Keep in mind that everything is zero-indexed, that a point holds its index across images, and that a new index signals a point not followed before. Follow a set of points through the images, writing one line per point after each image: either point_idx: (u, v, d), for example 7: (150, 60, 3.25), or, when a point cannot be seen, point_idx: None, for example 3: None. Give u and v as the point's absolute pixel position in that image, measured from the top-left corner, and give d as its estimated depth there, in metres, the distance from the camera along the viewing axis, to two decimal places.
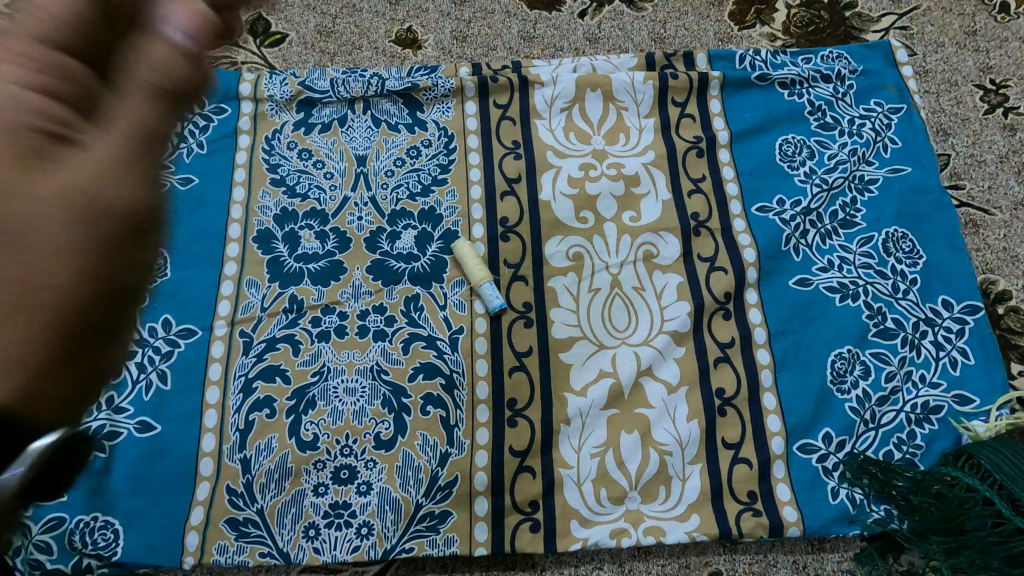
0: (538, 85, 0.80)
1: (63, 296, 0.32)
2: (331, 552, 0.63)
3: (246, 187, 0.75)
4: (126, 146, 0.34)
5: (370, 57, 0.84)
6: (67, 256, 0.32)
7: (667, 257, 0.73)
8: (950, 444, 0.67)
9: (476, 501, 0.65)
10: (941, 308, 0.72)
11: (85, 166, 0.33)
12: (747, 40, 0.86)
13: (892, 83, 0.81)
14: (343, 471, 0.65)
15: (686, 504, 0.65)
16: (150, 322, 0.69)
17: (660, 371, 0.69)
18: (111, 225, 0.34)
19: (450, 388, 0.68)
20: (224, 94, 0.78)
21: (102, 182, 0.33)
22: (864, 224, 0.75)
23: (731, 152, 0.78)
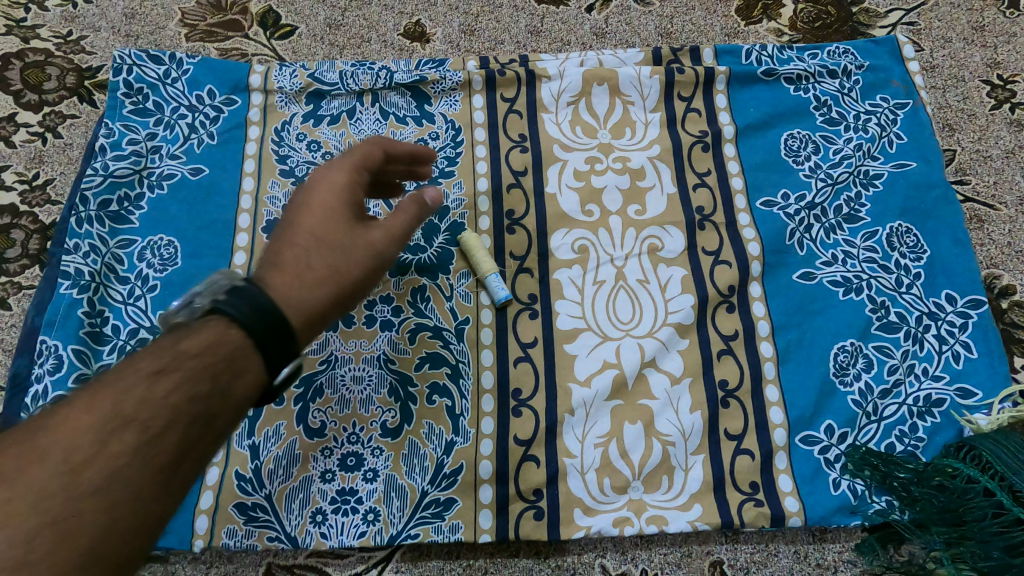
0: (545, 78, 0.80)
1: (333, 308, 0.51)
2: (338, 538, 0.64)
3: (255, 177, 0.76)
4: (397, 231, 0.56)
5: (379, 49, 0.85)
6: (354, 283, 0.53)
7: (671, 250, 0.74)
8: (952, 436, 0.68)
9: (481, 489, 0.65)
10: (944, 302, 0.72)
11: (380, 236, 0.55)
12: (753, 35, 0.87)
13: (898, 78, 0.81)
14: (350, 459, 0.66)
15: (689, 493, 0.66)
16: (161, 310, 0.70)
17: (664, 363, 0.70)
18: (375, 264, 0.54)
19: (456, 377, 0.68)
20: (234, 86, 0.79)
21: (384, 245, 0.55)
22: (868, 218, 0.75)
23: (737, 146, 0.79)
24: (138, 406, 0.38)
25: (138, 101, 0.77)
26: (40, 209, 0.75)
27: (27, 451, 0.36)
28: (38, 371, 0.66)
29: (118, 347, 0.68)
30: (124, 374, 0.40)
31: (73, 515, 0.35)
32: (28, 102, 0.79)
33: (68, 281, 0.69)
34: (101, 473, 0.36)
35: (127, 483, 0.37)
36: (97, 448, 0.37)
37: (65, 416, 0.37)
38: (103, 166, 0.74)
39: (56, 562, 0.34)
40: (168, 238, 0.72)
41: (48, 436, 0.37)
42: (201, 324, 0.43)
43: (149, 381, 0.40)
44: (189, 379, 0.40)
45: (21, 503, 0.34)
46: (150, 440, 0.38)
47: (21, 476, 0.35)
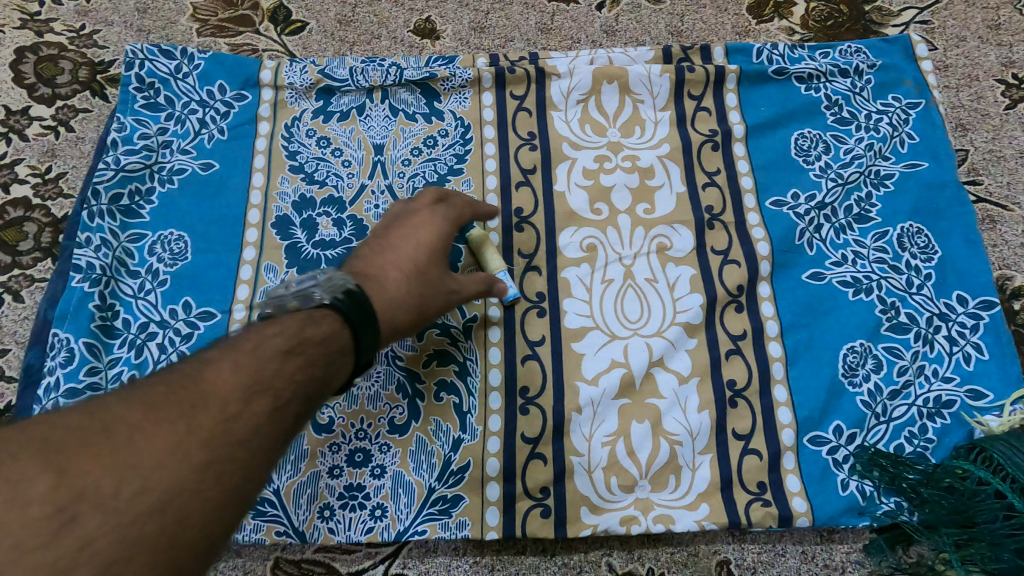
0: (555, 76, 0.80)
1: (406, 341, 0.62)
2: (345, 533, 0.64)
3: (265, 173, 0.76)
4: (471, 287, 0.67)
5: (389, 46, 0.85)
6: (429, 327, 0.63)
7: (680, 249, 0.74)
8: (962, 437, 0.67)
9: (488, 486, 0.65)
10: (955, 303, 0.72)
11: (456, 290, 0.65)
12: (765, 34, 0.86)
13: (910, 78, 0.81)
14: (358, 455, 0.66)
15: (696, 493, 0.66)
16: (171, 304, 0.70)
17: (672, 362, 0.70)
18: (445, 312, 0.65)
19: (464, 374, 0.69)
20: (244, 82, 0.79)
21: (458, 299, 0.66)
22: (878, 219, 0.75)
23: (747, 145, 0.78)
24: (274, 377, 0.45)
25: (149, 96, 0.77)
26: (52, 202, 0.76)
27: (191, 398, 0.41)
28: (49, 364, 0.66)
29: (128, 341, 0.68)
30: (261, 348, 0.46)
31: (229, 459, 0.40)
32: (42, 95, 0.80)
33: (80, 275, 0.69)
34: (249, 428, 0.42)
35: (265, 440, 0.42)
36: (246, 406, 0.42)
37: (216, 375, 0.43)
38: (115, 160, 0.74)
39: (216, 496, 0.39)
40: (178, 233, 0.73)
41: (202, 389, 0.42)
42: (318, 316, 0.50)
43: (281, 359, 0.46)
44: (311, 363, 0.47)
45: (192, 442, 0.39)
46: (281, 407, 0.44)
47: (191, 418, 0.40)
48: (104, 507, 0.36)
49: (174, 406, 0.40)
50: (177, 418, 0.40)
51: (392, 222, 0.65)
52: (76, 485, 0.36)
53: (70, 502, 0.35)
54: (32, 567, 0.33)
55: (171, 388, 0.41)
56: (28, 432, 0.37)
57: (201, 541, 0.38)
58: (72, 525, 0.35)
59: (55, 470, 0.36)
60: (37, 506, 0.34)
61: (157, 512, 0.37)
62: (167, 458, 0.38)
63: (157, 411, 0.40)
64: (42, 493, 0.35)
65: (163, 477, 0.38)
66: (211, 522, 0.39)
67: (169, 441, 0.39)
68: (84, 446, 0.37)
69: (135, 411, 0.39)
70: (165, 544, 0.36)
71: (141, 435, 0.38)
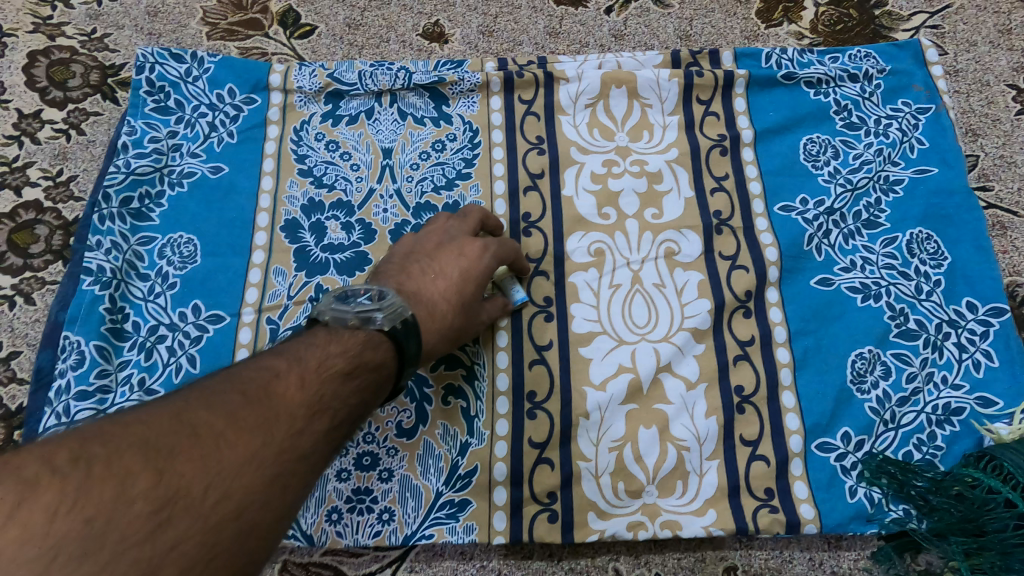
0: (564, 80, 0.80)
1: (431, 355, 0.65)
2: (353, 536, 0.64)
3: (274, 176, 0.76)
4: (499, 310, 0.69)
5: (398, 50, 0.85)
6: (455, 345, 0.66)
7: (688, 254, 0.74)
8: (971, 445, 0.67)
9: (495, 491, 0.66)
10: (965, 310, 0.71)
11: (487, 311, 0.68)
12: (773, 39, 0.86)
13: (920, 83, 0.81)
14: (365, 458, 0.66)
15: (703, 499, 0.66)
16: (180, 307, 0.70)
17: (680, 368, 0.70)
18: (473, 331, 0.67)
19: (471, 378, 0.69)
20: (254, 85, 0.79)
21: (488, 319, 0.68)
22: (887, 224, 0.75)
23: (755, 150, 0.78)
24: (334, 396, 0.46)
25: (160, 99, 0.78)
26: (64, 205, 0.76)
27: (265, 410, 0.42)
28: (60, 366, 0.67)
29: (138, 344, 0.69)
30: (323, 366, 0.47)
31: (294, 474, 0.42)
32: (53, 99, 0.80)
33: (91, 278, 0.70)
34: (312, 444, 0.43)
35: (325, 457, 0.44)
36: (310, 424, 0.44)
37: (285, 390, 0.44)
38: (125, 163, 0.75)
39: (282, 509, 0.41)
40: (188, 236, 0.73)
41: (274, 401, 0.43)
42: (376, 340, 0.51)
43: (341, 378, 0.47)
44: (365, 385, 0.49)
45: (267, 454, 0.41)
46: (337, 426, 0.46)
47: (265, 432, 0.42)
48: (192, 510, 0.37)
49: (252, 417, 0.42)
50: (254, 430, 0.41)
51: (444, 241, 0.65)
52: (169, 486, 0.37)
53: (165, 502, 0.37)
54: (129, 562, 0.34)
55: (247, 398, 0.43)
56: (122, 428, 0.39)
57: (266, 550, 0.40)
58: (166, 525, 0.36)
59: (151, 470, 0.37)
60: (136, 504, 0.36)
61: (234, 520, 0.38)
62: (244, 469, 0.40)
63: (237, 420, 0.41)
64: (141, 491, 0.36)
65: (241, 487, 0.39)
66: (275, 533, 0.40)
67: (247, 453, 0.40)
68: (176, 450, 0.38)
69: (218, 418, 0.41)
70: (240, 551, 0.38)
71: (224, 443, 0.40)
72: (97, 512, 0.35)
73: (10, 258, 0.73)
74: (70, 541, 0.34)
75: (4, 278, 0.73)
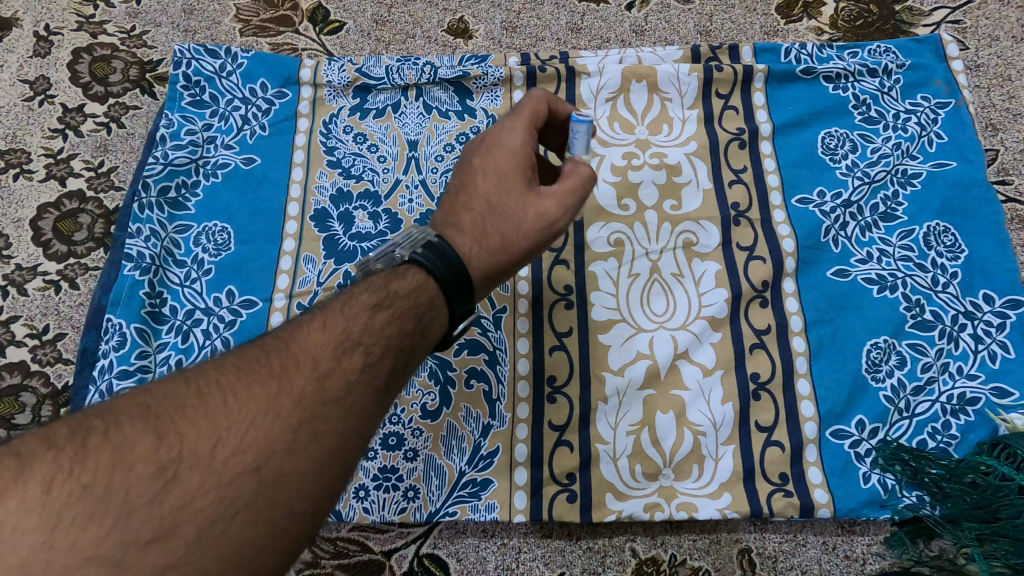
0: (585, 75, 0.82)
1: (498, 267, 0.58)
2: (380, 513, 0.67)
3: (304, 168, 0.79)
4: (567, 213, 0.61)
5: (423, 45, 0.88)
6: (519, 251, 0.59)
7: (706, 245, 0.75)
8: (986, 435, 0.68)
9: (516, 471, 0.68)
10: (981, 301, 0.72)
11: (551, 206, 0.60)
12: (793, 34, 0.87)
13: (941, 78, 0.81)
14: (391, 438, 0.69)
15: (718, 482, 0.67)
16: (215, 292, 0.74)
17: (697, 355, 0.71)
18: (540, 237, 0.60)
19: (493, 363, 0.71)
20: (285, 80, 0.82)
21: (553, 217, 0.60)
22: (904, 217, 0.76)
23: (774, 144, 0.79)
24: (361, 335, 0.47)
25: (196, 93, 0.81)
26: (104, 195, 0.80)
27: (282, 360, 0.44)
28: (103, 347, 0.70)
29: (175, 327, 0.72)
30: (348, 307, 0.49)
31: (323, 416, 0.42)
32: (95, 93, 0.84)
33: (131, 263, 0.73)
34: (342, 385, 0.44)
35: (359, 396, 0.45)
36: (335, 365, 0.45)
37: (305, 339, 0.46)
38: (163, 155, 0.78)
39: (313, 453, 0.41)
40: (222, 225, 0.76)
41: (295, 351, 0.45)
42: (401, 270, 0.53)
43: (367, 317, 0.49)
44: (397, 318, 0.49)
45: (284, 401, 0.42)
46: (370, 363, 0.46)
47: (283, 380, 0.43)
48: (202, 467, 0.38)
49: (266, 368, 0.43)
50: (270, 379, 0.43)
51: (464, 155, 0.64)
52: (174, 447, 0.39)
53: (170, 462, 0.38)
54: (138, 525, 0.36)
55: (263, 353, 0.45)
56: (132, 399, 0.41)
57: (305, 498, 0.40)
58: (172, 485, 0.38)
59: (154, 433, 0.39)
60: (138, 466, 0.38)
61: (255, 472, 0.39)
62: (259, 419, 0.41)
63: (250, 373, 0.43)
64: (141, 454, 0.38)
65: (258, 438, 0.40)
66: (312, 478, 0.41)
67: (262, 403, 0.41)
68: (182, 412, 0.40)
69: (230, 374, 0.43)
70: (269, 499, 0.39)
71: (234, 398, 0.41)
72: (96, 477, 0.37)
73: (55, 245, 0.77)
74: (69, 507, 0.35)
75: (50, 264, 0.77)
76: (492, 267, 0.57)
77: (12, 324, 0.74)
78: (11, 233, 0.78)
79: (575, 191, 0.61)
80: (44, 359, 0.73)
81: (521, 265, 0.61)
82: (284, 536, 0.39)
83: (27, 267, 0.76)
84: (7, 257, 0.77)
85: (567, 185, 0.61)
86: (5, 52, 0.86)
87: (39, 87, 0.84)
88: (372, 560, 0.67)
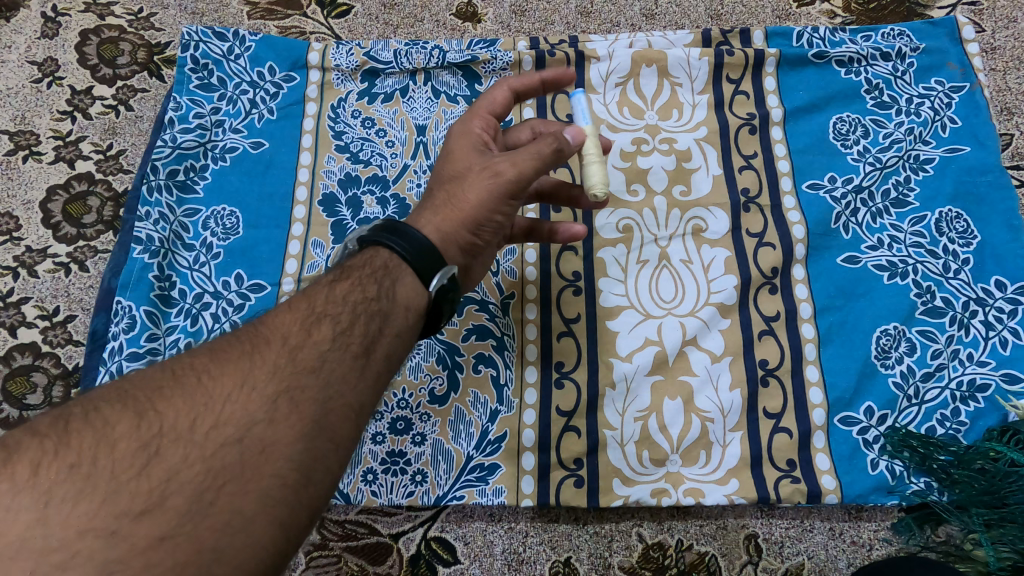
0: (595, 59, 0.81)
1: (455, 224, 0.58)
2: (387, 496, 0.67)
3: (312, 152, 0.79)
4: (527, 175, 0.58)
5: (431, 29, 0.87)
6: (472, 207, 0.59)
7: (715, 231, 0.75)
8: (995, 421, 0.68)
9: (523, 456, 0.68)
10: (993, 288, 0.72)
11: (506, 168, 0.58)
12: (805, 17, 0.86)
13: (955, 61, 0.80)
14: (399, 423, 0.69)
15: (726, 468, 0.68)
16: (224, 276, 0.74)
17: (705, 342, 0.71)
18: (495, 194, 0.59)
19: (501, 348, 0.71)
20: (293, 63, 0.82)
21: (502, 171, 0.58)
22: (916, 203, 0.75)
23: (785, 129, 0.79)
24: (326, 305, 0.47)
25: (203, 77, 0.81)
26: (113, 177, 0.80)
27: (251, 338, 0.44)
28: (113, 329, 0.70)
29: (184, 310, 0.72)
30: (313, 286, 0.49)
31: (299, 386, 0.43)
32: (103, 76, 0.84)
33: (141, 246, 0.73)
34: (315, 354, 0.44)
35: (335, 364, 0.45)
36: (305, 337, 0.45)
37: (273, 317, 0.46)
38: (172, 138, 0.78)
39: (293, 422, 0.41)
40: (230, 209, 0.76)
41: (263, 329, 0.45)
42: (362, 248, 0.53)
43: (328, 289, 0.49)
44: (358, 285, 0.49)
45: (258, 374, 0.42)
46: (342, 331, 0.46)
47: (254, 355, 0.43)
48: (183, 442, 0.39)
49: (237, 347, 0.44)
50: (243, 355, 0.43)
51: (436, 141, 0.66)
52: (154, 424, 0.39)
53: (151, 438, 0.39)
54: (129, 495, 0.37)
55: (234, 336, 0.45)
56: (113, 387, 0.42)
57: (294, 467, 0.40)
58: (156, 459, 0.38)
59: (133, 413, 0.40)
60: (121, 443, 0.38)
61: (237, 444, 0.40)
62: (235, 393, 0.41)
63: (222, 352, 0.43)
64: (123, 433, 0.39)
65: (235, 411, 0.41)
66: (298, 446, 0.41)
67: (236, 378, 0.42)
68: (160, 392, 0.41)
69: (202, 355, 0.43)
70: (255, 470, 0.39)
71: (207, 376, 0.42)
72: (81, 457, 0.37)
73: (65, 227, 0.77)
74: (60, 485, 0.36)
75: (59, 246, 0.77)
76: (447, 229, 0.58)
77: (23, 306, 0.75)
78: (21, 215, 0.78)
79: (532, 154, 0.58)
80: (55, 340, 0.74)
81: (486, 223, 0.59)
82: (277, 505, 0.39)
83: (37, 248, 0.77)
84: (18, 239, 0.77)
85: (522, 147, 0.59)
86: (13, 33, 0.86)
87: (48, 69, 0.84)
88: (380, 543, 0.67)
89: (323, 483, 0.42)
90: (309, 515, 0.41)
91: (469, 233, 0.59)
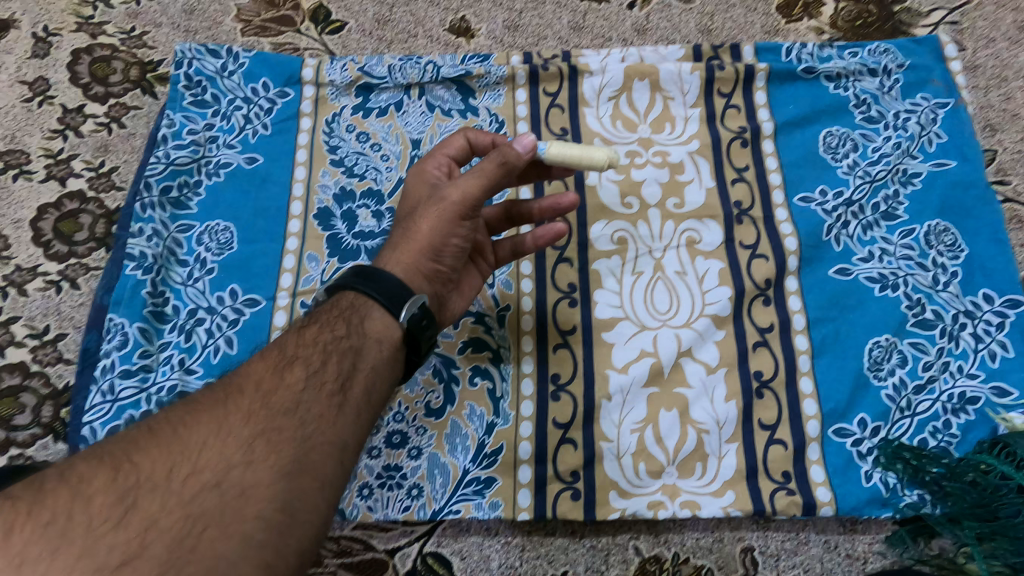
0: (587, 73, 0.82)
1: (415, 254, 0.59)
2: (383, 511, 0.67)
3: (307, 167, 0.79)
4: (473, 196, 0.59)
5: (425, 44, 0.88)
6: (426, 235, 0.59)
7: (709, 243, 0.76)
8: (986, 433, 0.68)
9: (519, 469, 0.68)
10: (981, 301, 0.72)
11: (455, 199, 0.59)
12: (793, 33, 0.88)
13: (940, 77, 0.81)
14: (395, 436, 0.69)
15: (721, 480, 0.68)
16: (218, 291, 0.73)
17: (700, 353, 0.71)
18: (446, 218, 0.59)
19: (497, 361, 0.71)
20: (287, 79, 0.82)
21: (447, 196, 0.59)
22: (906, 216, 0.76)
23: (776, 142, 0.80)
24: (297, 349, 0.49)
25: (197, 93, 0.81)
26: (106, 195, 0.79)
27: (222, 389, 0.45)
28: (106, 347, 0.70)
29: (178, 326, 0.72)
30: (282, 338, 0.51)
31: (275, 427, 0.44)
32: (95, 94, 0.84)
33: (133, 263, 0.73)
34: (290, 397, 0.46)
35: (308, 403, 0.46)
36: (278, 381, 0.46)
37: (245, 369, 0.47)
38: (165, 154, 0.78)
39: (271, 463, 0.42)
40: (225, 224, 0.76)
41: (236, 378, 0.46)
42: (329, 297, 0.54)
43: (296, 335, 0.50)
44: (326, 326, 0.51)
45: (232, 420, 0.43)
46: (315, 371, 0.48)
47: (228, 403, 0.44)
48: (160, 491, 0.40)
49: (209, 397, 0.45)
50: (216, 405, 0.44)
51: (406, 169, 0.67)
52: (130, 475, 0.40)
53: (128, 490, 0.39)
54: (106, 550, 0.37)
55: (207, 389, 0.46)
56: (89, 448, 0.42)
57: (276, 507, 0.41)
58: (133, 509, 0.39)
59: (111, 466, 0.40)
60: (97, 497, 0.39)
61: (214, 488, 0.40)
62: (212, 440, 0.42)
63: (196, 403, 0.44)
64: (99, 486, 0.39)
65: (212, 457, 0.41)
66: (279, 486, 0.42)
67: (210, 425, 0.43)
68: (136, 445, 0.41)
69: (177, 409, 0.44)
70: (236, 514, 0.40)
71: (182, 426, 0.42)
72: (55, 514, 0.38)
73: (56, 245, 0.77)
74: (33, 545, 0.36)
75: (50, 265, 0.76)
76: (416, 259, 0.59)
77: (12, 325, 0.74)
78: (11, 234, 0.78)
79: (477, 175, 0.59)
80: (45, 359, 0.73)
81: (444, 247, 0.60)
82: (261, 548, 0.40)
83: (27, 267, 0.76)
84: (7, 257, 0.77)
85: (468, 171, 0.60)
86: (4, 53, 0.86)
87: (39, 88, 0.84)
88: (376, 559, 0.67)
89: (310, 522, 0.42)
90: (298, 557, 0.41)
91: (430, 261, 0.60)
